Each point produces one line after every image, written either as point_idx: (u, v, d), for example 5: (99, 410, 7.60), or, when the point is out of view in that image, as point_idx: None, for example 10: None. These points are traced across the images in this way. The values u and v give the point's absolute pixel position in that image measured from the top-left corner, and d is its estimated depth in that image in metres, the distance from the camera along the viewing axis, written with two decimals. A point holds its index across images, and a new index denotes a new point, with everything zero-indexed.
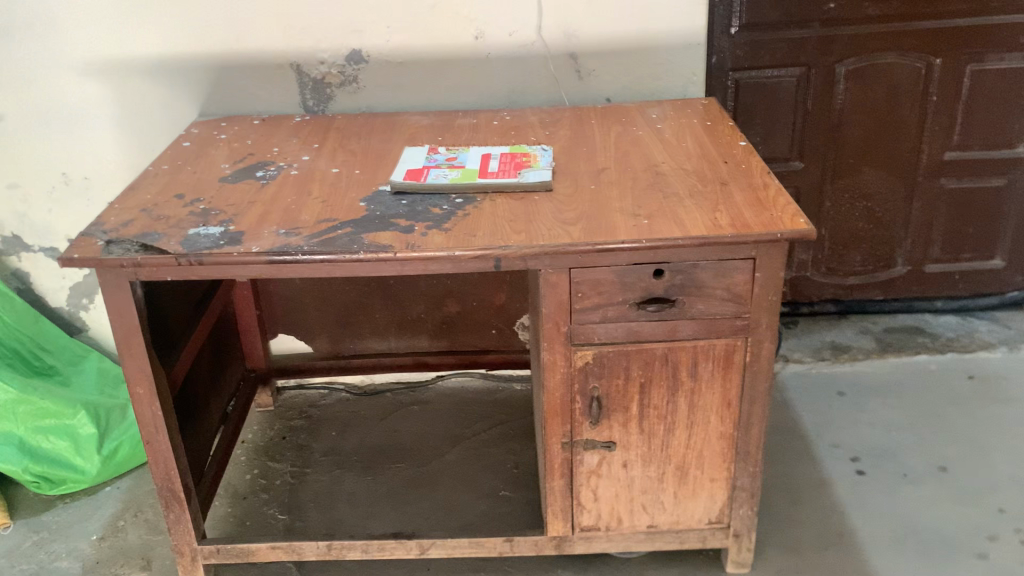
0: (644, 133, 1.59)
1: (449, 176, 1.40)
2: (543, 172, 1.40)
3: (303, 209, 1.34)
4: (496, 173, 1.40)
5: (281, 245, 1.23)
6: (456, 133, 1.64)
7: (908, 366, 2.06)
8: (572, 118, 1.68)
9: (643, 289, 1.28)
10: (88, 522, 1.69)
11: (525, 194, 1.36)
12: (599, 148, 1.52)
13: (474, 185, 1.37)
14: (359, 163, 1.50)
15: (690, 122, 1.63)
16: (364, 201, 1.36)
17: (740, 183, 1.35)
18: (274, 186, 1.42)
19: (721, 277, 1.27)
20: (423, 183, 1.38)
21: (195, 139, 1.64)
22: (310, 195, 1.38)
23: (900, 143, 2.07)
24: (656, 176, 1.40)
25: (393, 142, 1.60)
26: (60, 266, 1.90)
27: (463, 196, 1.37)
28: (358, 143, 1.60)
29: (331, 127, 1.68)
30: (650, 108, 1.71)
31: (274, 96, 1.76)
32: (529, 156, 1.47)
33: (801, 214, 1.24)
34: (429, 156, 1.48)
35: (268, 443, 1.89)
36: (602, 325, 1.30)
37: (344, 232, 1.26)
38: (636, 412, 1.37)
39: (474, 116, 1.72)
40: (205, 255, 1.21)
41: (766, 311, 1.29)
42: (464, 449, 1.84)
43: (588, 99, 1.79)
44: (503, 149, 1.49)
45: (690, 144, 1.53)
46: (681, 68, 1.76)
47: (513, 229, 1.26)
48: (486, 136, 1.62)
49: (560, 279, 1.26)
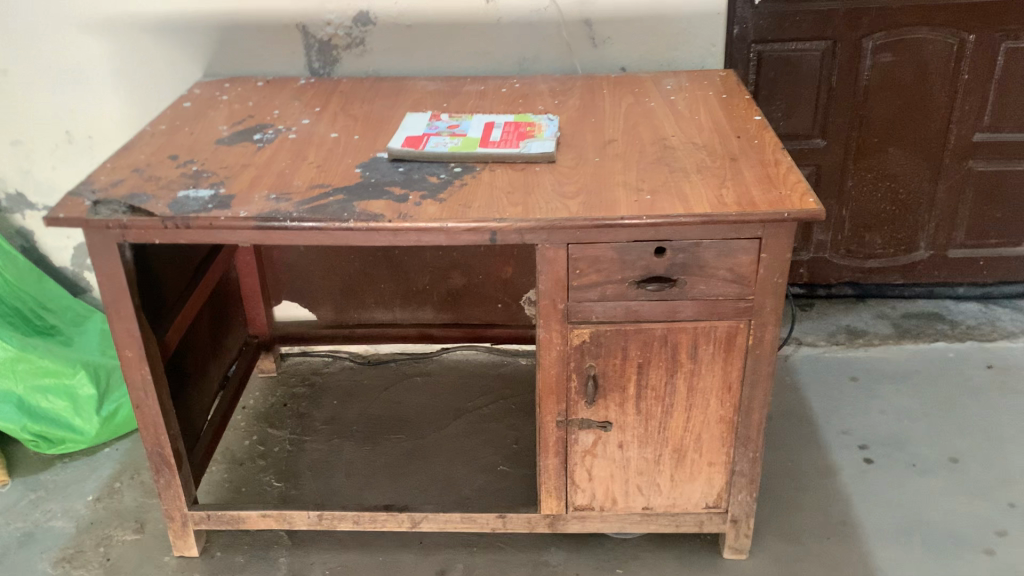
0: (656, 105, 1.53)
1: (449, 144, 1.36)
2: (547, 143, 1.36)
3: (297, 175, 1.30)
4: (498, 142, 1.36)
5: (271, 211, 1.20)
6: (462, 100, 1.59)
7: (925, 353, 1.99)
8: (583, 87, 1.63)
9: (643, 266, 1.23)
10: (85, 482, 1.69)
11: (527, 165, 1.32)
12: (608, 119, 1.47)
13: (474, 154, 1.33)
14: (359, 129, 1.47)
15: (705, 94, 1.57)
16: (360, 167, 1.33)
17: (750, 158, 1.30)
18: (270, 150, 1.39)
19: (724, 257, 1.22)
20: (421, 150, 1.34)
21: (196, 99, 1.61)
22: (306, 160, 1.35)
23: (927, 122, 2.00)
24: (663, 150, 1.35)
25: (396, 108, 1.55)
26: (63, 227, 1.88)
27: (462, 165, 1.33)
28: (361, 108, 1.56)
29: (336, 90, 1.64)
30: (664, 79, 1.65)
31: (280, 57, 1.72)
32: (534, 125, 1.42)
33: (811, 193, 1.18)
34: (430, 123, 1.43)
35: (269, 410, 1.87)
36: (600, 303, 1.26)
37: (336, 199, 1.23)
38: (633, 393, 1.33)
39: (482, 82, 1.67)
40: (192, 219, 1.18)
41: (770, 293, 1.24)
42: (465, 423, 1.82)
43: (602, 69, 1.73)
44: (509, 118, 1.44)
45: (703, 117, 1.47)
46: (699, 38, 1.70)
47: (510, 201, 1.22)
48: (493, 104, 1.57)
49: (558, 254, 1.22)
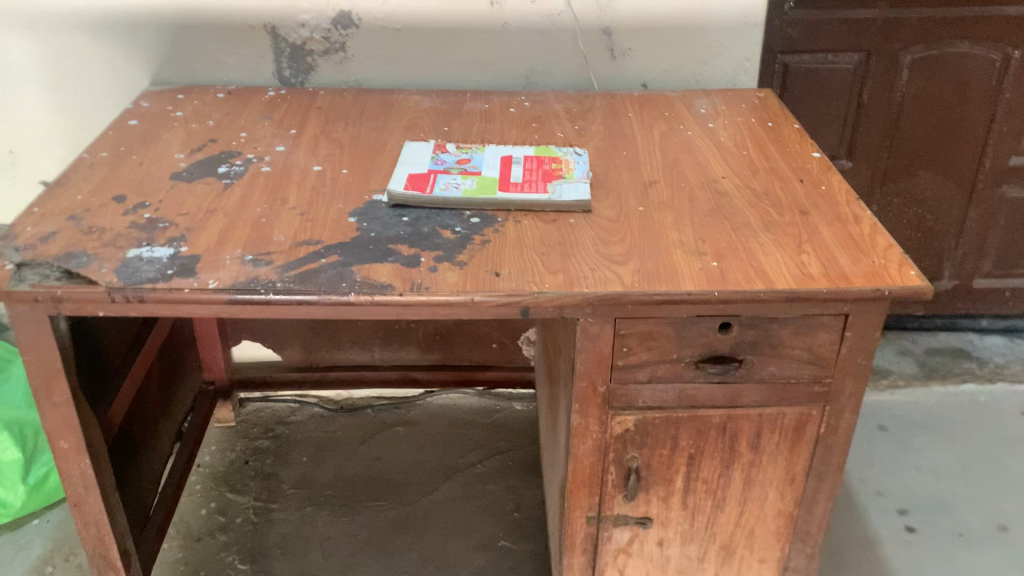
0: (694, 135, 1.31)
1: (461, 186, 1.12)
2: (579, 186, 1.13)
3: (276, 226, 1.05)
4: (521, 185, 1.13)
5: (248, 280, 0.95)
6: (464, 122, 1.35)
7: (956, 397, 1.83)
8: (604, 108, 1.40)
9: (704, 345, 1.02)
10: (11, 567, 1.43)
11: (558, 215, 1.09)
12: (642, 154, 1.25)
13: (494, 201, 1.10)
14: (347, 160, 1.22)
15: (748, 121, 1.36)
16: (354, 215, 1.08)
17: (824, 212, 1.09)
18: (240, 189, 1.13)
19: (802, 336, 1.01)
20: (429, 195, 1.10)
21: (144, 116, 1.34)
22: (286, 204, 1.10)
23: (962, 144, 1.82)
24: (717, 197, 1.13)
25: (388, 132, 1.31)
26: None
27: (479, 213, 1.09)
28: (346, 130, 1.31)
29: (313, 107, 1.39)
30: (695, 100, 1.43)
31: (244, 62, 1.45)
32: (559, 161, 1.19)
33: (911, 263, 0.98)
34: (434, 156, 1.19)
35: (228, 470, 1.62)
36: (649, 386, 1.04)
37: (329, 262, 0.98)
38: (680, 486, 1.12)
39: (485, 99, 1.43)
40: (147, 291, 0.93)
41: (851, 376, 1.04)
42: (457, 484, 1.59)
43: (621, 84, 1.50)
44: (528, 151, 1.21)
45: (753, 153, 1.26)
46: (733, 52, 1.48)
47: (546, 266, 0.99)
48: (502, 127, 1.34)
49: (603, 331, 1.00)
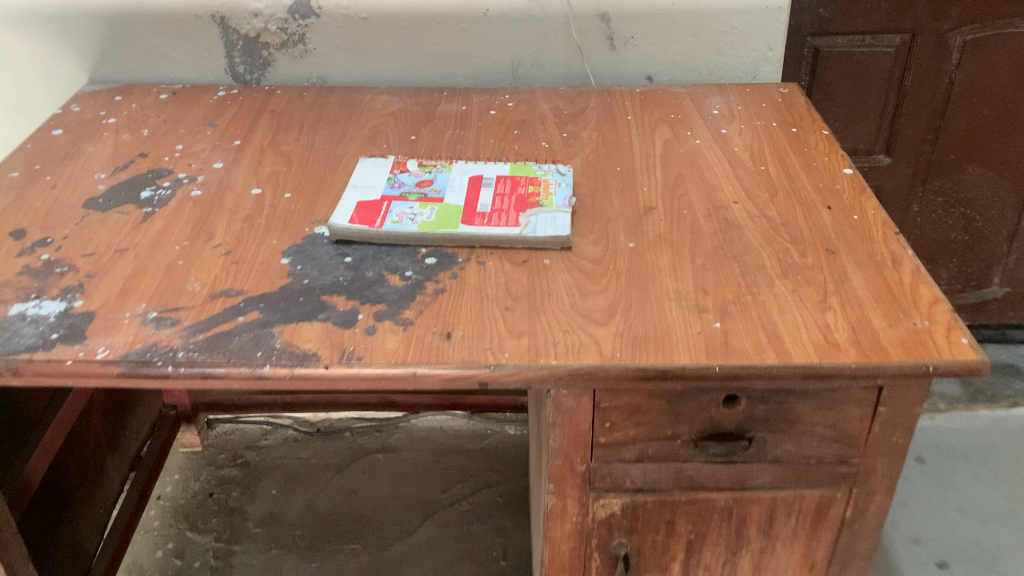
0: (704, 143, 1.12)
1: (418, 217, 0.95)
2: (558, 217, 0.95)
3: (193, 271, 0.89)
4: (489, 215, 0.95)
5: (145, 347, 0.79)
6: (436, 128, 1.17)
7: (1004, 423, 1.64)
8: (600, 109, 1.21)
9: (705, 421, 0.85)
10: None
11: (531, 255, 0.91)
12: (639, 169, 1.06)
13: (455, 236, 0.92)
14: (293, 180, 1.04)
15: (768, 125, 1.16)
16: (288, 254, 0.91)
17: (854, 253, 0.90)
18: (162, 220, 0.97)
19: (824, 412, 0.84)
20: (378, 229, 0.93)
21: (70, 122, 1.17)
22: (210, 240, 0.93)
23: (1018, 137, 1.60)
24: (725, 229, 0.95)
25: (346, 143, 1.13)
26: None
27: (436, 252, 0.92)
28: (297, 142, 1.13)
29: (265, 110, 1.21)
30: (707, 98, 1.24)
31: (191, 57, 1.28)
32: (537, 182, 1.00)
33: (962, 328, 0.79)
34: (391, 177, 1.02)
35: (191, 504, 1.49)
36: (638, 464, 0.87)
37: (248, 321, 0.82)
38: (678, 572, 0.96)
39: (463, 99, 1.25)
40: (22, 363, 0.77)
41: (884, 456, 0.87)
42: (438, 524, 1.44)
43: (622, 78, 1.31)
44: (502, 170, 1.03)
45: (771, 167, 1.06)
46: (752, 40, 1.28)
47: (510, 326, 0.81)
48: (478, 135, 1.15)
49: (580, 404, 0.83)
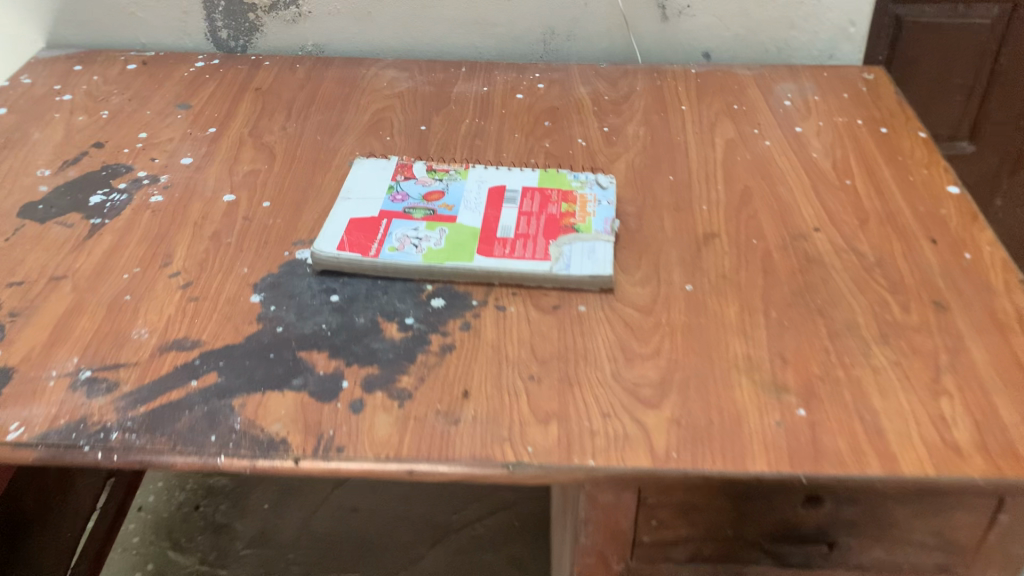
0: (774, 146, 0.92)
1: (424, 243, 0.77)
2: (597, 247, 0.76)
3: (142, 310, 0.71)
4: (512, 242, 0.77)
5: (69, 423, 0.62)
6: (451, 115, 0.98)
7: None
8: (647, 97, 1.02)
9: (776, 522, 0.67)
10: None
11: (562, 298, 0.73)
12: (696, 179, 0.87)
13: (468, 270, 0.74)
14: (275, 184, 0.86)
15: (851, 122, 0.96)
16: (261, 290, 0.73)
17: (971, 309, 0.71)
18: (112, 236, 0.79)
19: (929, 517, 0.66)
20: (373, 259, 0.75)
21: (19, 99, 0.99)
22: (168, 266, 0.76)
23: None
24: (805, 268, 0.76)
25: (343, 134, 0.94)
26: None
27: (444, 291, 0.74)
28: (284, 131, 0.95)
29: (249, 87, 1.02)
30: (775, 86, 1.04)
31: (165, 19, 1.08)
32: (572, 198, 0.82)
33: None
34: (392, 185, 0.83)
35: (175, 518, 1.34)
36: (688, 565, 0.71)
37: (204, 388, 0.64)
38: None
39: (484, 78, 1.05)
40: None
41: (998, 566, 0.69)
42: (446, 552, 1.29)
43: (673, 55, 1.10)
44: (529, 180, 0.84)
45: (860, 181, 0.87)
46: (832, 13, 1.06)
47: (533, 404, 0.64)
48: (502, 127, 0.96)
49: (621, 501, 0.65)
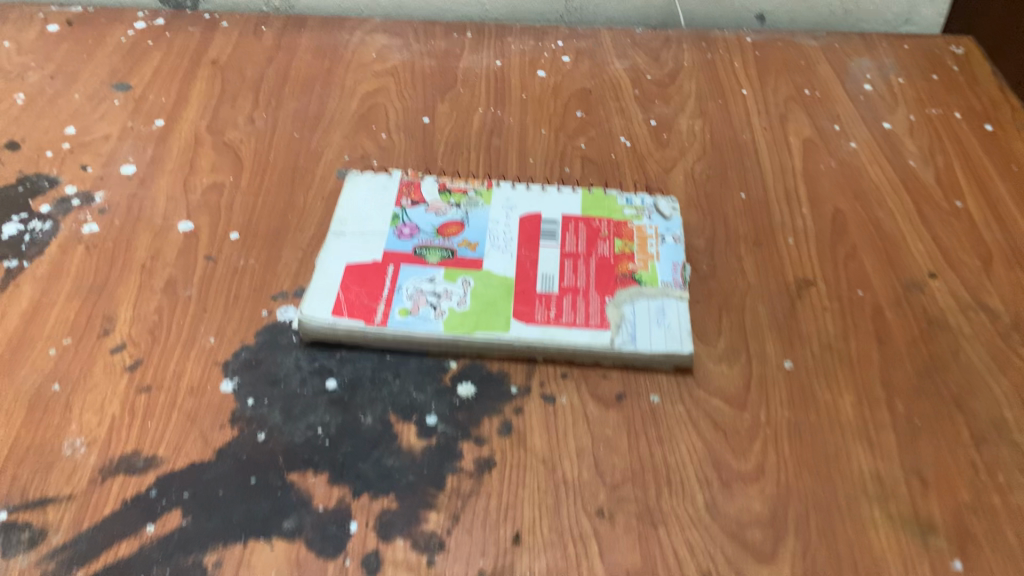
0: (862, 149, 0.75)
1: (445, 302, 0.59)
2: (666, 308, 0.60)
3: (76, 409, 0.54)
4: (557, 300, 0.60)
5: None
6: (460, 102, 0.79)
7: None
8: (698, 77, 0.83)
9: None
10: None
11: (627, 383, 0.57)
12: (774, 200, 0.70)
13: (505, 342, 0.57)
14: (244, 206, 0.67)
15: (948, 117, 0.79)
16: (234, 374, 0.56)
17: None
18: (31, 289, 0.60)
19: None
20: (379, 327, 0.57)
21: None
22: (109, 337, 0.58)
23: None
24: (927, 334, 0.60)
25: (327, 129, 0.75)
26: None
27: (474, 372, 0.57)
28: (251, 124, 0.75)
29: (204, 60, 0.82)
30: (849, 62, 0.86)
31: None
32: (627, 232, 0.64)
33: None
34: (397, 213, 0.65)
35: None
36: None
37: (164, 539, 0.48)
38: None
39: (496, 49, 0.85)
40: None
41: None
42: None
43: (721, 17, 0.91)
44: (570, 206, 0.67)
45: (974, 202, 0.70)
46: None
47: (609, 556, 0.48)
48: (524, 119, 0.77)
49: None
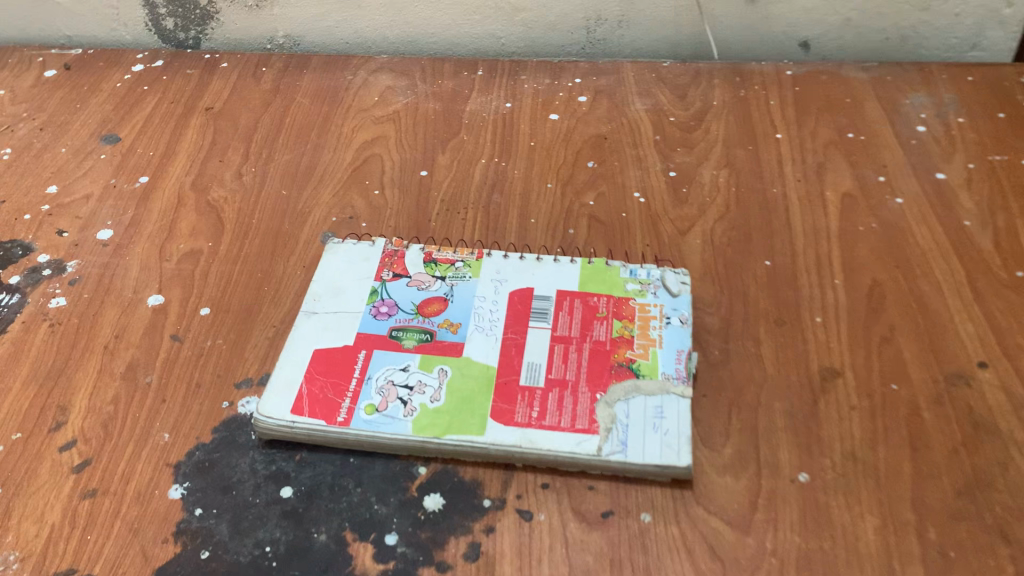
0: (909, 207, 0.67)
1: (416, 397, 0.53)
2: (665, 406, 0.53)
3: (14, 517, 0.50)
4: (541, 396, 0.53)
5: None
6: (462, 151, 0.73)
7: None
8: (727, 119, 0.75)
9: None
10: None
11: (616, 498, 0.50)
12: (802, 270, 0.62)
13: (478, 447, 0.51)
14: (219, 276, 0.63)
15: (1014, 164, 0.70)
16: (184, 478, 0.52)
17: None
18: None
19: None
20: (341, 427, 0.52)
21: None
22: (59, 431, 0.54)
23: None
24: (973, 441, 0.52)
25: (317, 185, 0.70)
26: None
27: (445, 481, 0.51)
28: (239, 181, 0.71)
29: (198, 107, 0.78)
30: (901, 99, 0.77)
31: (91, 7, 0.82)
32: (628, 313, 0.58)
33: None
34: (375, 288, 0.60)
35: None
36: None
37: None
38: None
39: (507, 89, 0.79)
40: None
41: None
42: None
43: (761, 45, 0.82)
44: (566, 279, 0.60)
45: None
46: None
47: None
48: (530, 171, 0.71)
49: None
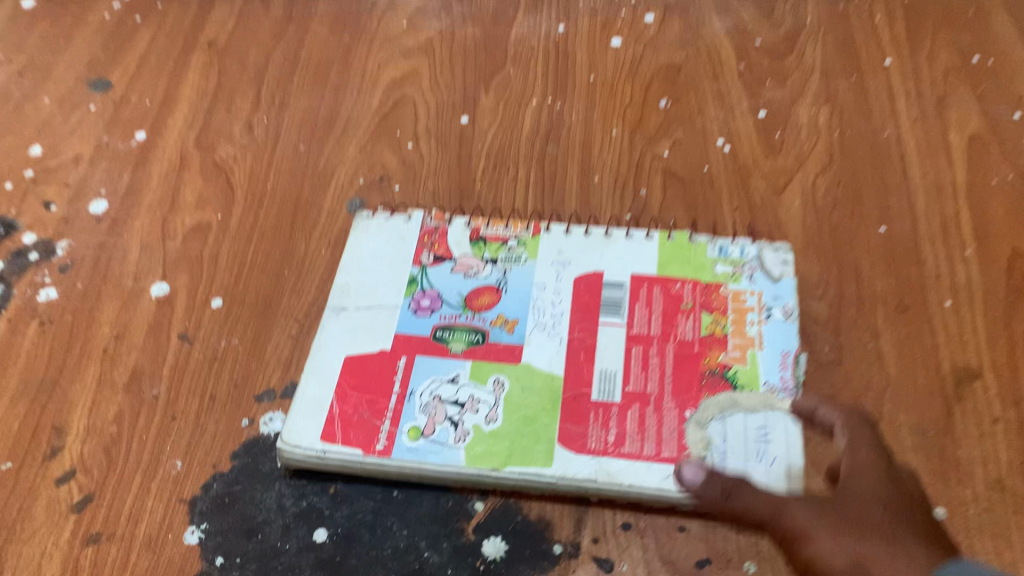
0: None
1: (468, 418, 0.45)
2: (769, 427, 0.44)
3: (8, 570, 0.43)
4: (618, 415, 0.45)
5: None
6: (510, 90, 0.62)
7: None
8: (824, 41, 0.63)
9: None
10: None
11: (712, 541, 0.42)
12: (925, 238, 0.52)
13: (546, 482, 0.43)
14: (232, 257, 0.54)
15: None
16: (202, 519, 0.44)
17: None
18: None
19: None
20: (380, 457, 0.44)
21: None
22: (55, 460, 0.46)
23: None
24: None
25: (340, 137, 0.60)
26: None
27: (506, 521, 0.43)
28: (250, 134, 0.60)
29: (199, 41, 0.67)
30: None
31: None
32: (718, 304, 0.48)
33: None
34: (414, 276, 0.50)
35: None
36: None
37: None
38: None
39: (559, 8, 0.67)
40: None
41: None
42: None
43: None
44: (642, 261, 0.50)
45: None
46: None
47: None
48: (591, 113, 0.60)
49: None
